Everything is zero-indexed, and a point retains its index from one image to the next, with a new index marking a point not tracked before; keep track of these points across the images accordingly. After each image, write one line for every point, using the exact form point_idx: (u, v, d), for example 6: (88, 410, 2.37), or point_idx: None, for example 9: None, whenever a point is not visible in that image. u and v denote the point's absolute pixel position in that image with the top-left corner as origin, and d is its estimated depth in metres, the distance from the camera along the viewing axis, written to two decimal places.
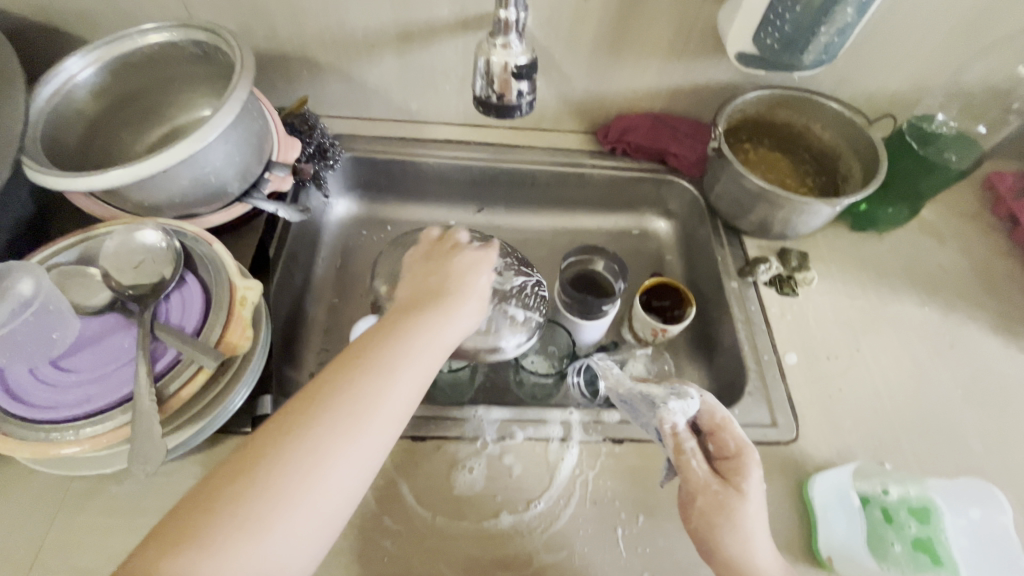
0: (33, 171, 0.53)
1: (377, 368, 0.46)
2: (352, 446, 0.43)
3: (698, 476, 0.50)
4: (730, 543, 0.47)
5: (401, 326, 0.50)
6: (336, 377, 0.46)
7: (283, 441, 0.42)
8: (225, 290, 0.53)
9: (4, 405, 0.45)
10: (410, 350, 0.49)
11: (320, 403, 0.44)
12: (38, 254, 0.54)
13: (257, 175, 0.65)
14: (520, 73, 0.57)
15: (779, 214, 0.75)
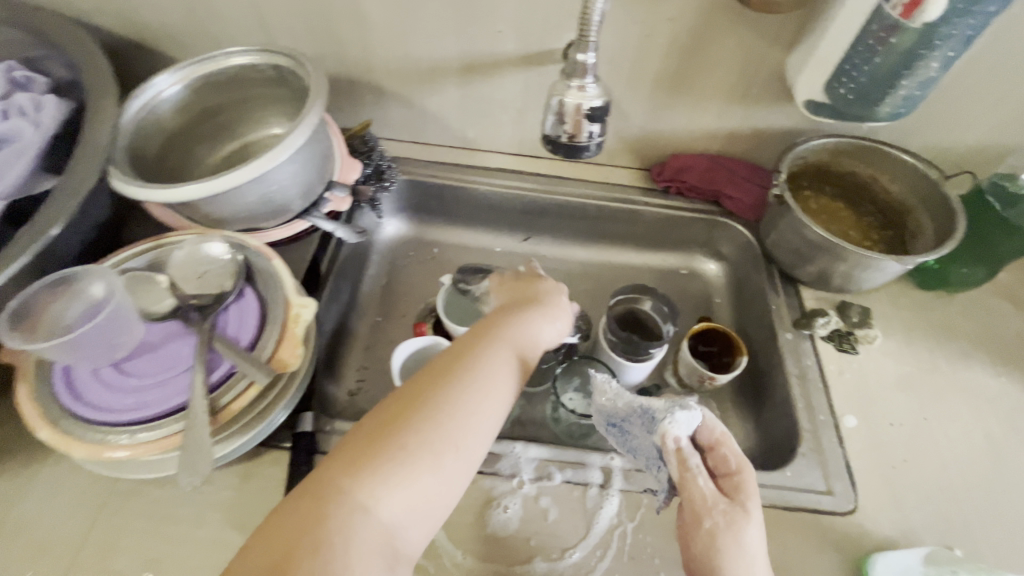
0: (116, 179, 0.56)
1: (486, 346, 0.51)
2: (471, 414, 0.47)
3: (702, 495, 0.47)
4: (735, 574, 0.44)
5: (507, 314, 0.55)
6: (454, 354, 0.50)
7: (411, 407, 0.46)
8: (281, 308, 0.54)
9: (68, 403, 0.47)
10: (523, 333, 0.53)
11: (442, 375, 0.48)
12: (115, 257, 0.56)
13: (318, 194, 0.67)
14: (592, 117, 0.55)
15: (840, 268, 0.71)
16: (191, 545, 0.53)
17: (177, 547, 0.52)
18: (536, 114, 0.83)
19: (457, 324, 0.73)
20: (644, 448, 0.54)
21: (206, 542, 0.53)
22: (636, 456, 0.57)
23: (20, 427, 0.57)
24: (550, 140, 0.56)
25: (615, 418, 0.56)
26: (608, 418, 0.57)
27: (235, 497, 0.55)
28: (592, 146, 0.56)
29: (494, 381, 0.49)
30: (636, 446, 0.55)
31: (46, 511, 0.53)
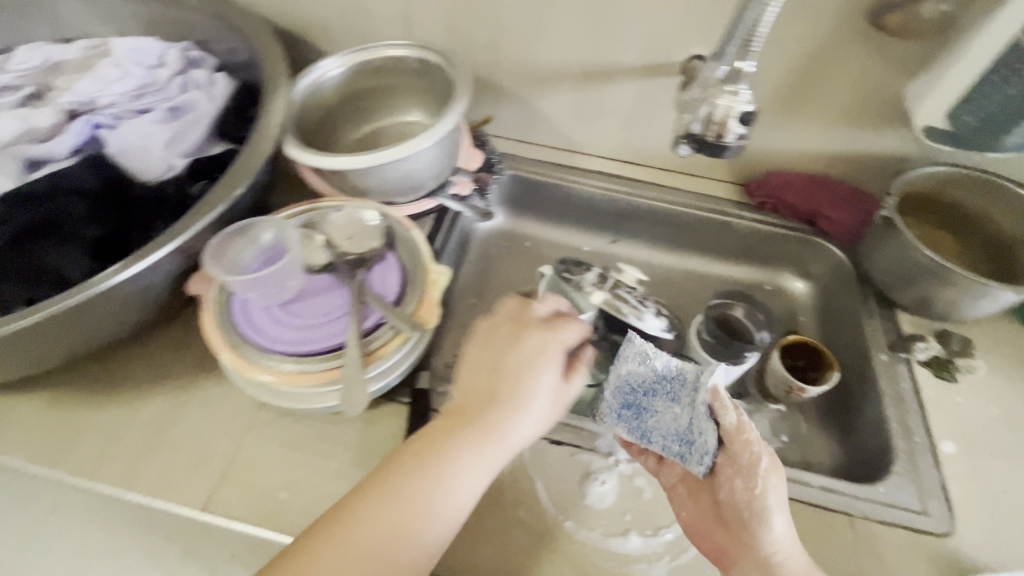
0: (294, 149, 0.66)
1: (420, 478, 0.48)
2: (441, 507, 0.48)
3: (755, 446, 0.53)
4: (773, 514, 0.52)
5: (495, 396, 0.51)
6: (436, 436, 0.50)
7: (390, 494, 0.47)
8: (422, 272, 0.60)
9: (243, 329, 0.55)
10: (466, 459, 0.49)
11: (421, 460, 0.49)
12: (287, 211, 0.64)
13: (446, 177, 0.74)
14: (743, 119, 0.59)
15: (946, 294, 0.71)
16: (321, 475, 0.59)
17: (309, 475, 0.59)
18: (643, 122, 0.87)
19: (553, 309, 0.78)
20: (667, 423, 0.56)
21: (334, 475, 0.59)
22: (650, 443, 0.56)
23: (180, 356, 0.65)
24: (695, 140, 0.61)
25: (638, 393, 0.57)
26: (632, 394, 0.57)
27: (359, 438, 0.61)
28: (736, 145, 0.60)
29: (468, 477, 0.49)
30: (656, 426, 0.56)
31: (201, 431, 0.61)
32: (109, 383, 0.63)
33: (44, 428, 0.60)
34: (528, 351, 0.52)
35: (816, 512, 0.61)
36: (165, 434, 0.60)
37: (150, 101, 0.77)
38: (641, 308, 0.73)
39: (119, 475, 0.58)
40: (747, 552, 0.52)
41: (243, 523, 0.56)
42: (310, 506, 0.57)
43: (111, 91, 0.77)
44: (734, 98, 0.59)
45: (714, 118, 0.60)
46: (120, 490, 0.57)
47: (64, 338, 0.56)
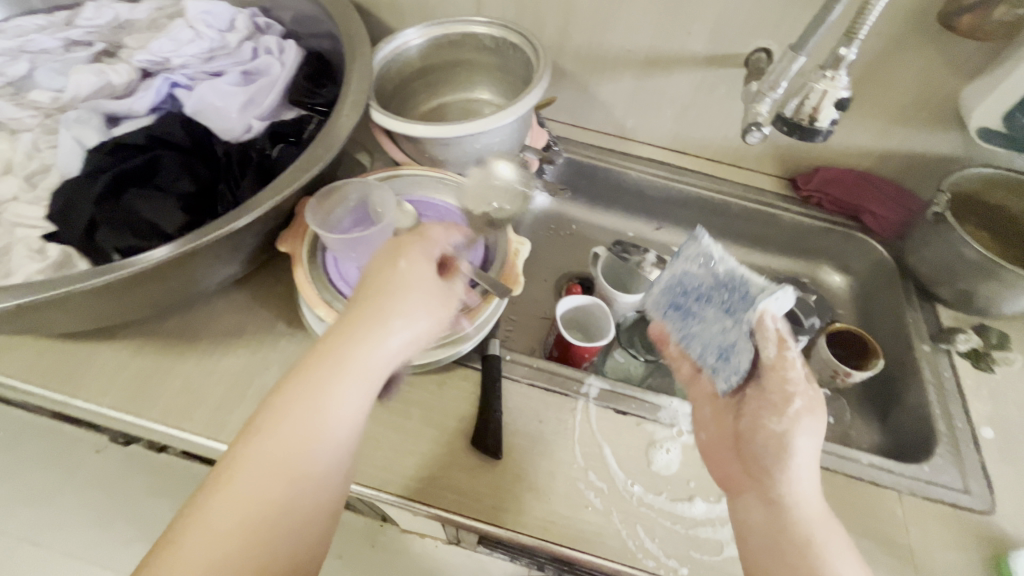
0: (377, 113, 0.67)
1: (302, 395, 0.43)
2: (318, 435, 0.43)
3: (795, 377, 0.51)
4: (795, 449, 0.48)
5: (366, 309, 0.46)
6: (306, 366, 0.45)
7: (274, 428, 0.42)
8: (504, 244, 0.62)
9: (340, 288, 0.58)
10: (346, 365, 0.45)
11: (291, 396, 0.43)
12: (376, 175, 0.67)
13: (516, 153, 0.76)
14: (838, 105, 0.59)
15: (989, 289, 0.75)
16: (400, 433, 0.61)
17: (389, 432, 0.61)
18: (698, 113, 0.90)
19: (609, 286, 0.81)
20: (710, 331, 0.57)
21: (412, 432, 0.61)
22: (690, 345, 0.60)
23: (259, 314, 0.67)
24: (787, 122, 0.61)
25: (688, 297, 0.60)
26: (682, 294, 0.60)
27: (435, 400, 0.63)
28: (827, 131, 0.61)
29: (343, 396, 0.44)
30: (699, 332, 0.59)
31: None
32: (193, 337, 0.65)
33: (131, 377, 0.62)
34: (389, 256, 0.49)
35: (867, 487, 0.64)
36: (247, 386, 0.62)
37: (222, 65, 0.75)
38: None
39: (204, 423, 0.59)
40: (761, 482, 0.49)
41: None
42: (391, 461, 0.59)
43: (184, 53, 0.73)
44: (833, 84, 0.59)
45: (807, 104, 0.60)
46: (204, 439, 0.58)
47: (157, 289, 0.57)
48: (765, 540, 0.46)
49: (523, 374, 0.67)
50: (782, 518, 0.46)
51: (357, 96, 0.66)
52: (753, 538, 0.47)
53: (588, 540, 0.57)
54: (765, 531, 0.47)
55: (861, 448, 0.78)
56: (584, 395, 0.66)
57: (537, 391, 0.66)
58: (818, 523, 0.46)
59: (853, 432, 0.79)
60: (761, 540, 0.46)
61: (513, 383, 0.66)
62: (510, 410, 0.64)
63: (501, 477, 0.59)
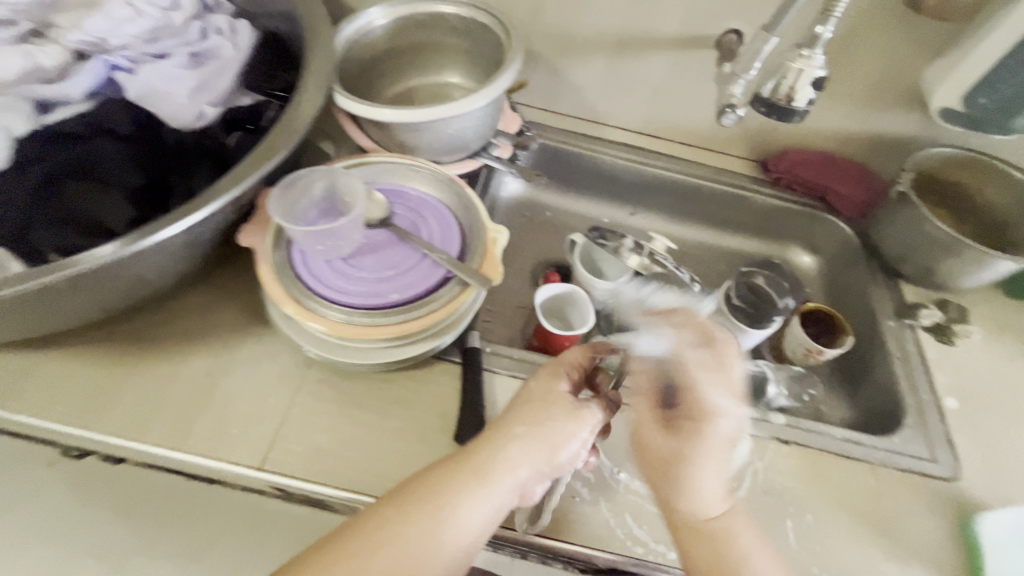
0: (341, 96, 0.63)
1: (451, 504, 0.48)
2: (439, 535, 0.46)
3: (712, 385, 0.53)
4: (709, 456, 0.52)
5: (511, 427, 0.52)
6: (444, 467, 0.50)
7: (415, 525, 0.46)
8: (481, 231, 0.59)
9: (311, 285, 0.54)
10: (489, 484, 0.49)
11: (427, 494, 0.48)
12: (344, 163, 0.63)
13: (489, 138, 0.73)
14: (815, 85, 0.59)
15: (950, 265, 0.78)
16: (378, 433, 0.58)
17: (368, 432, 0.58)
18: (672, 95, 0.89)
19: (587, 274, 0.81)
20: None
21: (391, 432, 0.59)
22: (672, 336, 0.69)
23: (221, 314, 0.63)
24: (764, 103, 0.61)
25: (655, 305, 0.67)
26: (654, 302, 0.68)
27: (413, 396, 0.61)
28: (804, 111, 0.61)
29: (471, 505, 0.48)
30: None
31: (250, 389, 0.59)
32: (148, 343, 0.60)
33: (80, 388, 0.57)
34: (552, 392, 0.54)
35: (843, 462, 0.66)
36: (212, 391, 0.58)
37: (168, 45, 0.68)
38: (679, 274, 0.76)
39: (166, 434, 0.55)
40: (679, 484, 0.53)
41: (303, 481, 0.54)
42: (370, 462, 0.56)
43: (124, 33, 0.65)
44: (808, 63, 0.58)
45: (784, 83, 0.59)
46: (166, 450, 0.54)
47: (104, 292, 0.52)
48: (691, 537, 0.51)
49: (504, 366, 0.65)
50: (701, 517, 0.52)
51: (318, 78, 0.62)
52: (679, 533, 0.52)
53: (576, 531, 0.56)
54: (686, 531, 0.52)
55: (834, 423, 0.80)
56: None
57: (518, 383, 0.65)
58: (704, 532, 0.51)
59: (826, 408, 0.81)
60: (686, 535, 0.52)
61: (494, 376, 0.65)
62: (492, 404, 0.63)
63: None
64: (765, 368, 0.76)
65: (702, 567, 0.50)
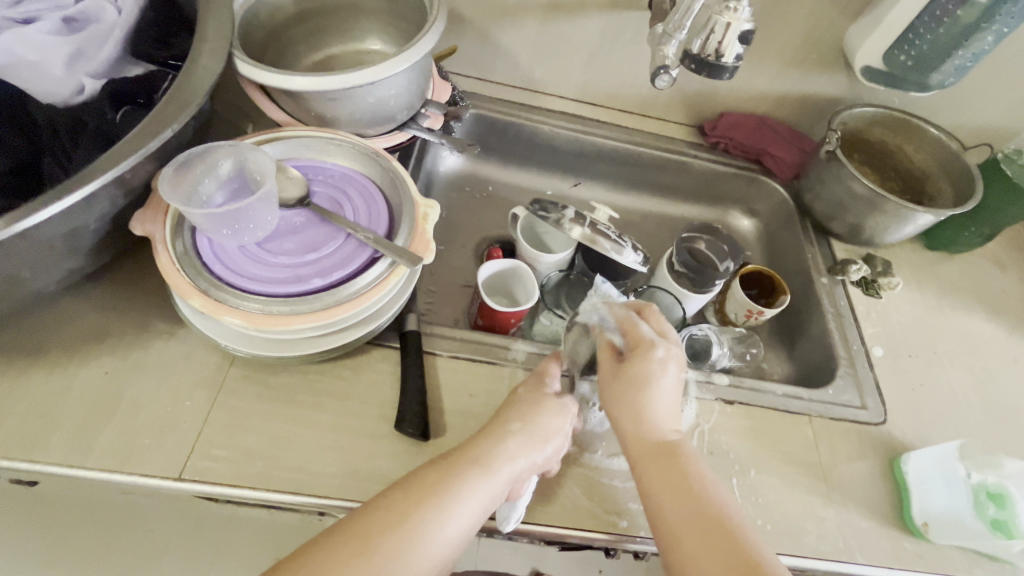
0: (244, 63, 0.57)
1: (442, 495, 0.46)
2: (444, 525, 0.45)
3: (647, 335, 0.56)
4: (661, 396, 0.53)
5: (509, 423, 0.52)
6: (443, 460, 0.49)
7: (405, 515, 0.44)
8: (410, 206, 0.55)
9: (219, 274, 0.48)
10: (482, 481, 0.48)
11: (430, 484, 0.47)
12: (251, 138, 0.57)
13: (417, 108, 0.68)
14: (742, 39, 0.59)
15: (876, 219, 0.81)
16: (313, 428, 0.54)
17: (301, 428, 0.54)
18: (607, 59, 0.87)
19: (531, 248, 0.79)
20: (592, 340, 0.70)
21: (327, 426, 0.55)
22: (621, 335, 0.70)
23: (126, 313, 0.57)
24: (693, 57, 0.61)
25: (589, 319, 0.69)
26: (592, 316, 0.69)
27: (350, 386, 0.58)
28: (732, 67, 0.61)
29: (474, 494, 0.47)
30: None
31: (163, 393, 0.53)
32: (39, 348, 0.53)
33: None
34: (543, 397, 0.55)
35: (782, 416, 0.68)
36: (118, 398, 0.52)
37: (34, 8, 0.58)
38: (621, 242, 0.75)
39: (65, 449, 0.49)
40: (636, 422, 0.52)
41: (229, 486, 0.50)
42: (304, 460, 0.53)
43: None
44: (735, 16, 0.58)
45: (711, 39, 0.59)
46: (66, 468, 0.48)
47: None
48: (651, 469, 0.51)
49: (447, 347, 0.63)
50: (657, 448, 0.52)
51: (215, 41, 0.55)
52: (639, 469, 0.52)
53: (527, 508, 0.55)
54: (645, 462, 0.51)
55: (774, 379, 0.82)
56: (513, 360, 0.64)
57: (462, 363, 0.62)
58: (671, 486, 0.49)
59: (767, 365, 0.84)
60: (647, 472, 0.51)
61: (436, 358, 0.62)
62: (435, 387, 0.60)
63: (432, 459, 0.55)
64: (709, 331, 0.78)
65: (665, 495, 0.49)
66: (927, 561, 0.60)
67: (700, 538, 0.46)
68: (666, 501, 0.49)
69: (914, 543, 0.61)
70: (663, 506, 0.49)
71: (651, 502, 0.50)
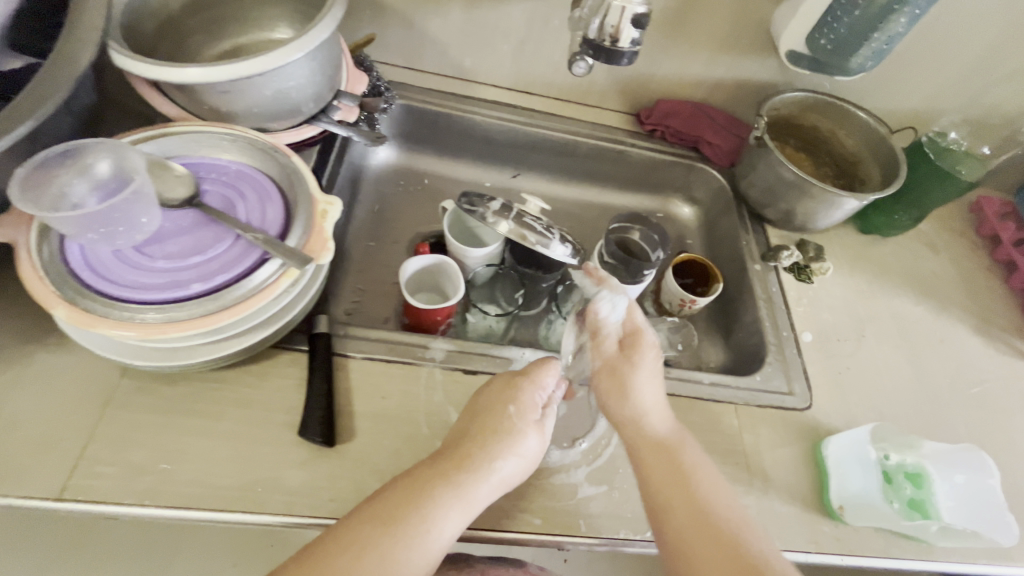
0: (118, 54, 0.53)
1: (416, 527, 0.45)
2: (414, 563, 0.44)
3: (641, 325, 0.61)
4: (648, 380, 0.58)
5: (489, 451, 0.50)
6: (413, 488, 0.47)
7: (379, 549, 0.44)
8: (307, 203, 0.53)
9: (89, 281, 0.45)
10: (454, 510, 0.47)
11: (402, 520, 0.45)
12: (129, 136, 0.54)
13: (327, 100, 0.65)
14: (637, 22, 0.58)
15: (806, 205, 0.81)
16: (210, 439, 0.52)
17: (196, 440, 0.52)
18: (537, 46, 0.85)
19: (459, 242, 0.76)
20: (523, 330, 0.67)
21: (226, 436, 0.52)
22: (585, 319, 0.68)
23: (6, 324, 0.53)
24: (591, 42, 0.60)
25: None
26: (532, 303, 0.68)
27: (252, 393, 0.55)
28: (630, 52, 0.60)
29: (446, 527, 0.46)
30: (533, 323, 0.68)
31: (45, 408, 0.50)
32: None
33: None
34: (525, 410, 0.53)
35: (707, 405, 0.68)
36: None
37: None
38: (548, 236, 0.73)
39: None
40: (636, 409, 0.57)
41: (112, 504, 0.47)
42: (198, 473, 0.50)
43: None
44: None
45: (609, 22, 0.57)
46: None
47: None
48: (653, 460, 0.54)
49: (361, 347, 0.61)
50: (659, 441, 0.55)
51: (87, 31, 0.51)
52: (641, 463, 0.54)
53: None
54: (651, 457, 0.54)
55: (710, 368, 0.82)
56: (431, 359, 0.62)
57: (377, 365, 0.60)
58: (696, 502, 0.51)
59: (703, 353, 0.84)
60: (666, 487, 0.52)
61: (349, 359, 0.60)
62: (346, 391, 0.58)
63: (338, 466, 0.53)
64: None
65: (667, 487, 0.52)
66: (844, 544, 0.61)
67: (698, 530, 0.50)
68: (688, 514, 0.51)
69: (832, 526, 0.61)
70: (671, 507, 0.51)
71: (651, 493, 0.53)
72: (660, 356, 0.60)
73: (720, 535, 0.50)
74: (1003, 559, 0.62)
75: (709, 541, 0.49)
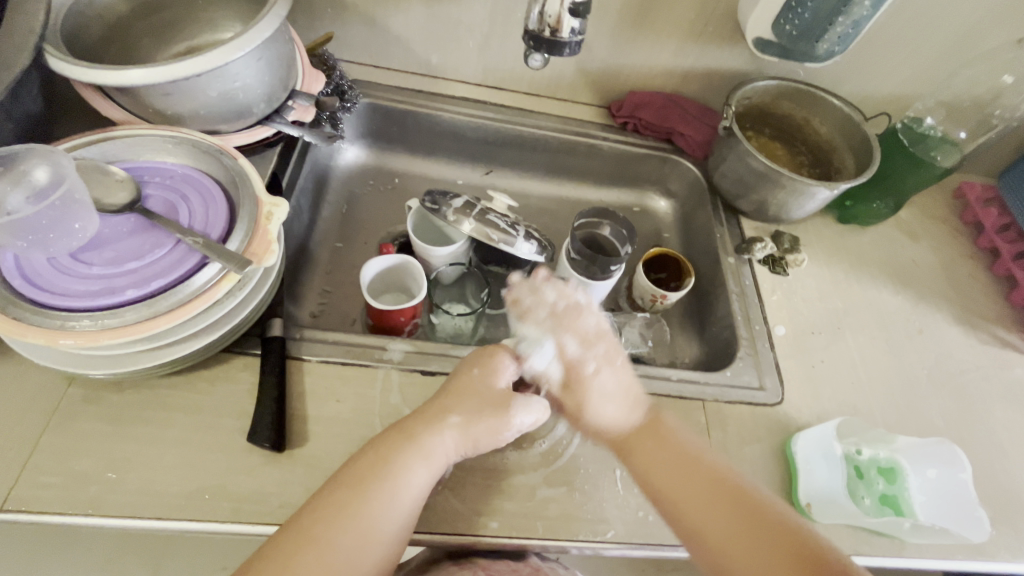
0: (54, 58, 0.52)
1: (377, 485, 0.46)
2: (379, 522, 0.45)
3: (578, 357, 0.58)
4: (609, 390, 0.57)
5: (449, 411, 0.52)
6: (379, 447, 0.49)
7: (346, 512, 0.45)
8: (252, 205, 0.52)
9: (22, 290, 0.45)
10: (415, 464, 0.48)
11: (368, 479, 0.47)
12: (68, 142, 0.53)
13: (281, 100, 0.64)
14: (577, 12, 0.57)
15: (778, 195, 0.79)
16: (158, 446, 0.51)
17: (143, 449, 0.51)
18: (502, 41, 0.83)
19: (423, 242, 0.75)
20: None
21: (175, 443, 0.52)
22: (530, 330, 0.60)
23: None
24: (532, 33, 0.59)
25: None
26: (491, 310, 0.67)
27: (203, 398, 0.54)
28: (572, 42, 0.59)
29: (410, 487, 0.47)
30: None
31: None
32: None
33: None
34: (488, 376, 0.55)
35: (676, 403, 0.66)
36: None
37: None
38: (512, 234, 0.71)
39: None
40: (603, 424, 0.57)
41: (55, 514, 0.47)
42: (143, 482, 0.49)
43: None
44: None
45: (549, 12, 0.58)
46: None
47: None
48: (640, 454, 0.54)
49: (315, 351, 0.60)
50: (632, 433, 0.56)
51: (21, 35, 0.50)
52: (628, 456, 0.55)
53: None
54: (631, 443, 0.55)
55: (684, 364, 0.81)
56: (388, 361, 0.61)
57: (333, 368, 0.60)
58: (683, 457, 0.53)
59: (676, 349, 0.82)
60: (649, 456, 0.54)
61: (304, 363, 0.59)
62: (300, 396, 0.57)
63: (288, 472, 0.52)
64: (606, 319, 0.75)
65: (661, 468, 0.53)
66: None
67: (694, 493, 0.51)
68: (678, 477, 0.52)
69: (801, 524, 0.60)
70: (662, 478, 0.52)
71: (646, 479, 0.53)
72: (618, 360, 0.58)
73: (711, 486, 0.51)
74: (980, 555, 0.60)
75: (713, 501, 0.50)
